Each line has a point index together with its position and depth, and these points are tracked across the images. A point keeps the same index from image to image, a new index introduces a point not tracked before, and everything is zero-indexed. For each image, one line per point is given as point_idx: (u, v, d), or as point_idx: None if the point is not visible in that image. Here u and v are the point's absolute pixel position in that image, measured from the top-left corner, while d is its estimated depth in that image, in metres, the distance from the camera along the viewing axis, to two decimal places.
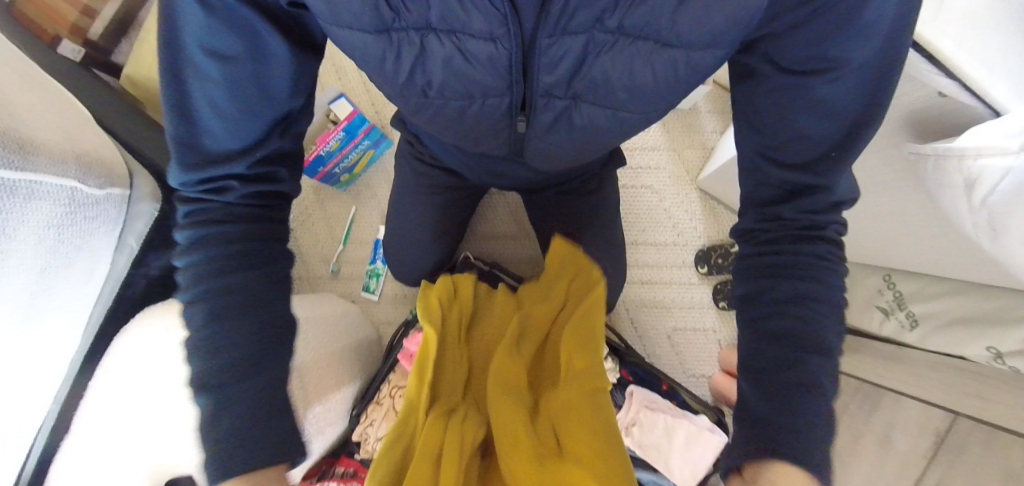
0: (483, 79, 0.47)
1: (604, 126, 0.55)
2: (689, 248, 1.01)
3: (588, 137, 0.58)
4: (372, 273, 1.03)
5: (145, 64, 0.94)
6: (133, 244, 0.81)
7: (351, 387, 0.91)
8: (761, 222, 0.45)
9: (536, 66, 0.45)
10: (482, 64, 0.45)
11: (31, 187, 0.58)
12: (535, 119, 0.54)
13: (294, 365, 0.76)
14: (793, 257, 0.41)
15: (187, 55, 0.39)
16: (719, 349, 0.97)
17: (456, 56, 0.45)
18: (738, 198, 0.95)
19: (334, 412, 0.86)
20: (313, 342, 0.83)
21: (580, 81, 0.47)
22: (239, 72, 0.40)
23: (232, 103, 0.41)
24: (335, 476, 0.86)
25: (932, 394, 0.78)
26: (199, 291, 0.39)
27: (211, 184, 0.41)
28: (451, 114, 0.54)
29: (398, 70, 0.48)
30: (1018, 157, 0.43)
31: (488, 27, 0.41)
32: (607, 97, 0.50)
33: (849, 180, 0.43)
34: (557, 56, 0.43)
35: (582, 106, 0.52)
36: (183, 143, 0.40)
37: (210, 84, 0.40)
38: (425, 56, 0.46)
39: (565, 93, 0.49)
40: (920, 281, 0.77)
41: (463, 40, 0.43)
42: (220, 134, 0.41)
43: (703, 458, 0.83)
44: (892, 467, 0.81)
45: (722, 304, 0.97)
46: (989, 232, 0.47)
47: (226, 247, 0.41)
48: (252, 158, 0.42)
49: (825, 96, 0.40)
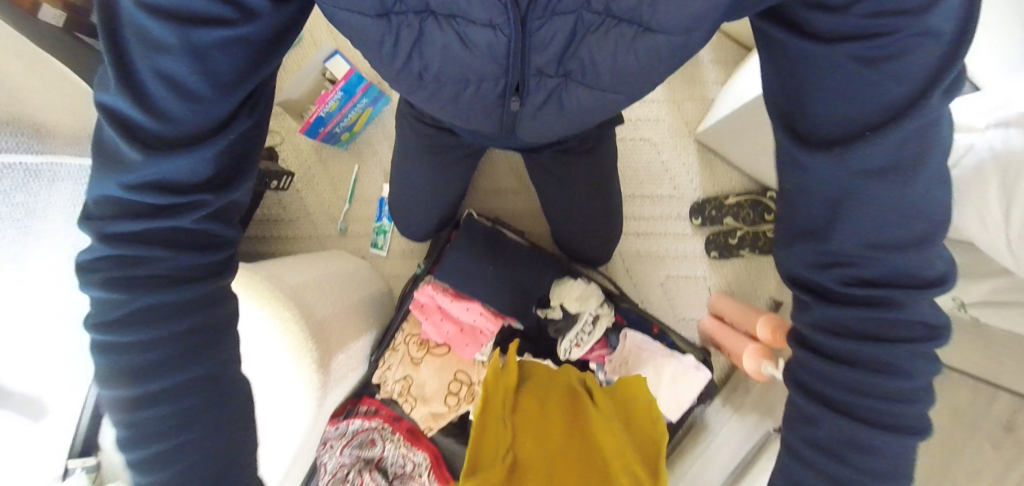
0: (478, 63, 0.49)
1: (594, 107, 0.60)
2: (685, 200, 1.04)
3: (574, 115, 0.63)
4: (379, 230, 1.07)
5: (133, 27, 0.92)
6: None
7: (368, 336, 0.99)
8: (819, 273, 0.31)
9: (531, 47, 0.47)
10: (480, 50, 0.46)
11: (53, 169, 0.63)
12: (528, 96, 0.57)
13: (318, 319, 0.82)
14: (882, 341, 0.29)
15: (133, 14, 0.28)
16: (709, 295, 1.04)
17: (455, 41, 0.46)
18: (734, 150, 0.97)
19: (354, 359, 0.95)
20: (329, 298, 0.88)
21: (572, 59, 0.50)
22: (209, 38, 0.29)
23: (198, 77, 0.30)
24: (360, 413, 0.97)
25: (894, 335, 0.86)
26: (128, 340, 0.30)
27: (177, 199, 0.31)
28: (451, 88, 0.56)
29: (396, 50, 0.48)
30: (982, 134, 0.54)
31: (487, 16, 0.41)
32: (592, 78, 0.53)
33: (934, 187, 0.29)
34: (548, 37, 0.45)
35: (574, 85, 0.55)
36: (127, 132, 0.29)
37: (163, 49, 0.28)
38: (424, 38, 0.47)
39: (557, 72, 0.52)
40: None
41: (463, 25, 0.44)
42: (182, 122, 0.30)
43: (688, 391, 0.92)
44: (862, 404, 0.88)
45: (714, 253, 1.03)
46: None
47: (169, 292, 0.31)
48: (219, 147, 0.32)
49: (875, 80, 0.30)
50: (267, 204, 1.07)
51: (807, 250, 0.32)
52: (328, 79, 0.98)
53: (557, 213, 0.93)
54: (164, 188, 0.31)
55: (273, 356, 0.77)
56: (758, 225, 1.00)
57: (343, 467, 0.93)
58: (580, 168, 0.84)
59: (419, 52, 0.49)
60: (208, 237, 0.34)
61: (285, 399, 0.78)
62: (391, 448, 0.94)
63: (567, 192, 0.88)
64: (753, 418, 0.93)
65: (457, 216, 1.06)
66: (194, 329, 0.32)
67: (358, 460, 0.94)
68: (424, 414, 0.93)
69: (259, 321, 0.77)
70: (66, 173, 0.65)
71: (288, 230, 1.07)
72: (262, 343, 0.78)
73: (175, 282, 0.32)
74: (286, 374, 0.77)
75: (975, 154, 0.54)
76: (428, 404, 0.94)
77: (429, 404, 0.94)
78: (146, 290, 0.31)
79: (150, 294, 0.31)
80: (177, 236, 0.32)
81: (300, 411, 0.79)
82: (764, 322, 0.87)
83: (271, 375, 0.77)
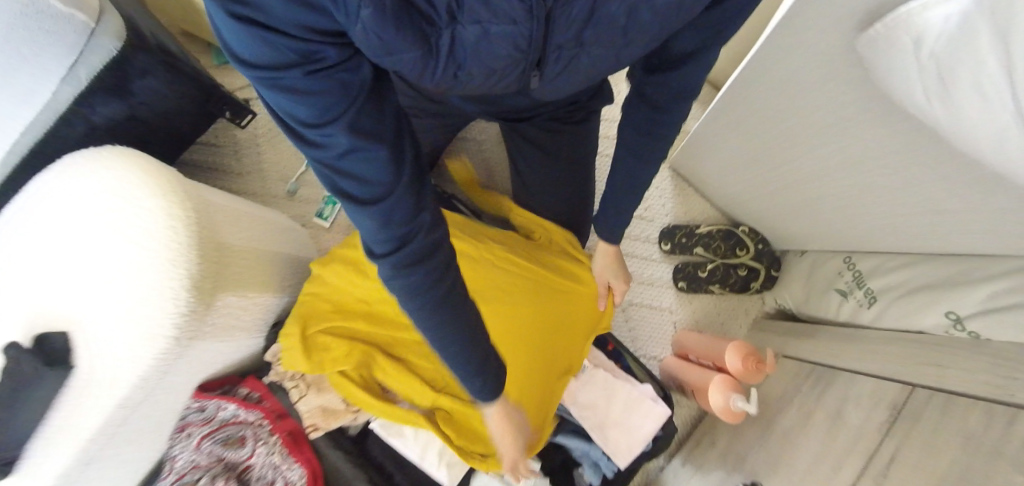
0: (507, 56, 0.44)
1: (610, 63, 0.57)
2: (654, 224, 0.98)
3: (593, 72, 0.59)
4: (329, 200, 0.98)
5: None
6: (85, 78, 0.69)
7: (276, 297, 0.84)
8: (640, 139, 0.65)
9: (554, 28, 0.44)
10: (502, 42, 0.41)
11: None
12: (547, 72, 0.53)
13: (218, 239, 0.71)
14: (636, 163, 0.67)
15: (302, 130, 0.34)
16: (674, 330, 0.93)
17: (482, 39, 0.40)
18: (711, 177, 0.93)
19: (250, 316, 0.79)
20: (241, 229, 0.78)
21: (589, 31, 0.47)
22: (333, 103, 0.33)
23: (356, 138, 0.35)
24: (239, 397, 0.80)
25: (880, 364, 0.68)
26: (408, 283, 0.42)
27: (403, 240, 0.40)
28: (477, 83, 0.49)
29: (432, 72, 0.42)
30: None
31: (512, 11, 0.37)
32: (611, 37, 0.50)
33: None
34: (576, 12, 0.42)
35: (590, 51, 0.51)
36: (367, 216, 0.38)
37: (334, 142, 0.35)
38: (456, 54, 0.42)
39: (575, 44, 0.49)
40: (877, 257, 0.75)
41: (489, 28, 0.39)
42: (372, 182, 0.37)
43: (641, 426, 0.77)
44: (842, 444, 0.64)
45: (681, 283, 0.94)
46: (940, 94, 0.44)
47: (425, 276, 0.43)
48: (400, 184, 0.39)
49: None
50: (218, 150, 0.99)
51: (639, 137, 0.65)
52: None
53: (535, 190, 0.92)
54: (396, 236, 0.40)
55: (132, 247, 0.65)
56: (729, 258, 0.92)
57: (195, 468, 0.76)
58: (561, 141, 0.83)
59: (450, 72, 0.44)
60: (419, 233, 0.42)
61: (125, 300, 0.65)
62: (261, 453, 0.77)
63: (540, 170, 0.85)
64: (716, 474, 0.77)
65: None
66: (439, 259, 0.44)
67: (218, 464, 0.77)
68: (313, 405, 0.79)
69: (122, 200, 0.66)
70: None
71: (233, 181, 0.98)
72: (121, 228, 0.66)
73: (422, 267, 0.42)
74: (138, 276, 0.64)
75: (955, 17, 0.40)
76: (321, 395, 0.80)
77: (324, 396, 0.80)
78: (420, 276, 0.42)
79: (428, 275, 0.43)
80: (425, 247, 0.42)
81: (142, 324, 0.65)
82: (731, 348, 0.76)
83: (125, 268, 0.65)
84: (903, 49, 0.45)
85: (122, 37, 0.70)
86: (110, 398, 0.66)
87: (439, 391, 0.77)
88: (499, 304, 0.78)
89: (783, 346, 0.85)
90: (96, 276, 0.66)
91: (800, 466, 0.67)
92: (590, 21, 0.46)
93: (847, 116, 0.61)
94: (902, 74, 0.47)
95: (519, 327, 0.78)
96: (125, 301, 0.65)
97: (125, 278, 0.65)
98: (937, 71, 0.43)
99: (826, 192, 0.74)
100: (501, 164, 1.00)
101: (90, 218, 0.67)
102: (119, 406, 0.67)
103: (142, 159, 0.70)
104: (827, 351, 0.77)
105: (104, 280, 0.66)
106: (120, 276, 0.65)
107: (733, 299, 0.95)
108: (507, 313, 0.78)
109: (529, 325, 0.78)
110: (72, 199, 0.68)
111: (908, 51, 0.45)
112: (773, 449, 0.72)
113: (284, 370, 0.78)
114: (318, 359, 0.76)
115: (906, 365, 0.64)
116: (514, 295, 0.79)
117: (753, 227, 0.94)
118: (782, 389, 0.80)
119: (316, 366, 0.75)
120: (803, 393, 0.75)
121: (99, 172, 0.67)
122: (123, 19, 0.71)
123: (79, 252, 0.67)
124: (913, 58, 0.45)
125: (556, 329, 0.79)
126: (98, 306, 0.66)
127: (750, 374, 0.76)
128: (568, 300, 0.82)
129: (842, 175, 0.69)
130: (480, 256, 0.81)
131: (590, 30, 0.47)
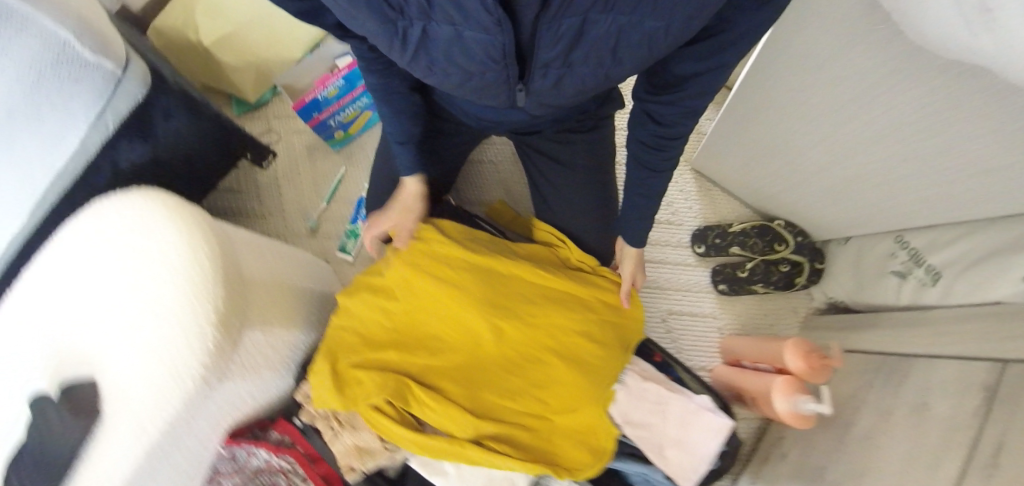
0: (481, 58, 0.58)
1: (593, 81, 0.67)
2: (683, 228, 0.94)
3: (583, 90, 0.69)
4: (350, 233, 0.96)
5: (174, 14, 0.95)
6: (111, 125, 0.71)
7: (303, 334, 0.81)
8: (650, 139, 0.72)
9: (540, 44, 0.57)
10: (477, 45, 0.56)
11: (26, 20, 0.57)
12: (532, 86, 0.66)
13: (241, 272, 0.69)
14: (653, 167, 0.73)
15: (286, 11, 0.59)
16: (720, 338, 0.88)
17: (456, 39, 0.56)
18: (734, 173, 0.91)
19: (278, 354, 0.76)
20: (264, 262, 0.77)
21: (577, 51, 0.59)
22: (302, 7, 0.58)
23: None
24: (269, 441, 0.78)
25: (959, 347, 0.61)
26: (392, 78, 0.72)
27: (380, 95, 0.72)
28: (458, 79, 0.65)
29: (406, 48, 0.60)
30: None
31: (485, 24, 0.52)
32: (597, 55, 0.60)
33: None
34: (556, 34, 0.56)
35: (574, 69, 0.63)
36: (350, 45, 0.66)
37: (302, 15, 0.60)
38: (431, 38, 0.58)
39: (562, 64, 0.62)
40: (931, 231, 0.70)
41: (462, 30, 0.54)
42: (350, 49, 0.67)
43: (704, 442, 0.71)
44: (934, 439, 0.57)
45: (722, 286, 0.89)
46: (984, 25, 0.39)
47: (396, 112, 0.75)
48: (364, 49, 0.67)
49: None
50: (239, 194, 1.00)
51: (649, 133, 0.72)
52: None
53: (556, 203, 0.89)
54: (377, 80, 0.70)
55: (156, 281, 0.63)
56: (768, 254, 0.88)
57: None
58: (576, 149, 0.83)
59: (426, 51, 0.61)
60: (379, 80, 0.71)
61: (148, 338, 0.62)
62: None
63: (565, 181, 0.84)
64: None
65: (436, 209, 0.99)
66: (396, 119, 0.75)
67: None
68: (348, 445, 0.74)
69: (146, 237, 0.66)
70: (39, 32, 0.58)
71: (254, 223, 0.98)
72: (146, 263, 0.65)
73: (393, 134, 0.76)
74: (163, 311, 0.62)
75: None
76: (355, 433, 0.75)
77: (358, 434, 0.74)
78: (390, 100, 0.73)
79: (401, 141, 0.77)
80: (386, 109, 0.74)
81: (164, 363, 0.61)
82: (790, 346, 0.71)
83: (149, 305, 0.63)
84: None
85: (145, 81, 0.72)
86: (134, 450, 0.61)
87: (477, 411, 0.72)
88: (529, 313, 0.76)
89: (843, 340, 0.79)
90: (119, 318, 0.64)
91: (892, 469, 0.59)
92: (578, 42, 0.58)
93: (878, 84, 0.59)
94: (936, 21, 0.44)
95: (552, 336, 0.75)
96: (150, 338, 0.62)
97: (148, 314, 0.62)
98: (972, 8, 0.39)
99: (862, 171, 0.71)
100: (519, 182, 0.98)
101: (116, 260, 0.66)
102: (148, 457, 0.62)
103: (166, 196, 0.70)
104: (895, 339, 0.71)
105: (127, 320, 0.63)
106: (144, 313, 0.63)
107: (778, 298, 0.90)
108: (538, 322, 0.75)
109: (563, 334, 0.75)
110: (98, 245, 0.67)
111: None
112: (855, 454, 0.65)
113: (313, 405, 0.75)
114: (351, 394, 0.73)
115: (985, 340, 0.58)
116: (542, 304, 0.77)
117: (788, 219, 0.90)
118: (852, 387, 0.73)
119: (353, 401, 0.72)
120: (879, 388, 0.68)
121: (124, 214, 0.68)
122: (147, 65, 0.73)
123: (103, 296, 0.65)
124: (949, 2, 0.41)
125: (591, 335, 0.75)
126: (122, 348, 0.63)
127: (815, 373, 0.70)
128: (599, 305, 0.79)
129: (879, 150, 0.66)
130: (507, 262, 0.79)
131: (577, 51, 0.60)
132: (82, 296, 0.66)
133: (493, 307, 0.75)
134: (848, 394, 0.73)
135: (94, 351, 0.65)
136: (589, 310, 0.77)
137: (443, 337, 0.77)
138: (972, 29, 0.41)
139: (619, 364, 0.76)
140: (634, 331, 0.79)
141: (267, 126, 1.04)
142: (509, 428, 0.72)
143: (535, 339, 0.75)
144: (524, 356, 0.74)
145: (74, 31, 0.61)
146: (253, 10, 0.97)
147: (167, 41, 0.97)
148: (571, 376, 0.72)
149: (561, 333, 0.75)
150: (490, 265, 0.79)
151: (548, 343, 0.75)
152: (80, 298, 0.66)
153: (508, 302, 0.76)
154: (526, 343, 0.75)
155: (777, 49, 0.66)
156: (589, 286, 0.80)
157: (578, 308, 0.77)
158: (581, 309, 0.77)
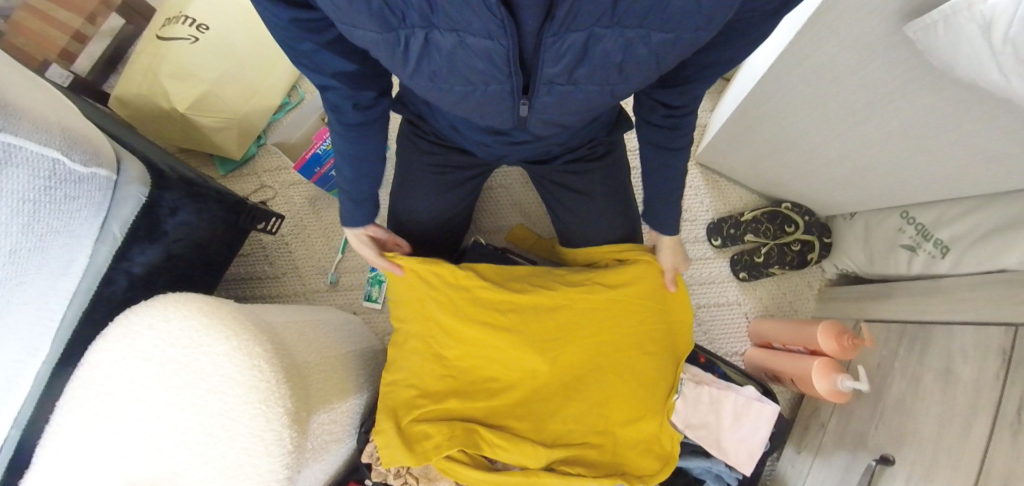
0: (485, 70, 0.50)
1: (600, 98, 0.58)
2: (698, 223, 1.00)
3: (591, 107, 0.61)
4: (373, 280, 0.95)
5: (135, 80, 0.89)
6: (118, 232, 0.67)
7: (358, 399, 0.81)
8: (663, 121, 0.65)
9: (542, 59, 0.48)
10: (480, 54, 0.47)
11: (9, 150, 0.49)
12: (537, 101, 0.57)
13: (294, 360, 0.69)
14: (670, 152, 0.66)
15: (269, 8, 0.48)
16: (748, 323, 0.96)
17: (460, 48, 0.48)
18: (740, 164, 0.95)
19: (340, 426, 0.76)
20: (309, 342, 0.75)
21: (582, 68, 0.51)
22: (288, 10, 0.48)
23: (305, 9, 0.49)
24: None
25: (973, 313, 0.67)
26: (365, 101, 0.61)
27: (350, 103, 0.60)
28: (460, 93, 0.56)
29: (406, 59, 0.52)
30: None
31: (488, 28, 0.44)
32: (608, 73, 0.52)
33: None
34: (563, 49, 0.47)
35: (580, 88, 0.55)
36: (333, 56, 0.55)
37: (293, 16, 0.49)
38: (430, 47, 0.49)
39: (566, 81, 0.53)
40: (937, 207, 0.76)
41: (466, 37, 0.46)
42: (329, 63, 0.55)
43: (756, 431, 0.78)
44: (962, 403, 0.62)
45: (742, 274, 0.96)
46: (1017, 70, 0.41)
47: (366, 136, 0.64)
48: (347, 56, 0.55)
49: None
50: (251, 259, 0.97)
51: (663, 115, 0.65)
52: (194, 38, 0.88)
53: (576, 225, 0.90)
54: (341, 90, 0.58)
55: (217, 393, 0.61)
56: (781, 238, 0.94)
57: None
58: (594, 178, 0.83)
59: (427, 61, 0.52)
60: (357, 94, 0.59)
61: (222, 449, 0.60)
62: None
63: (586, 204, 0.86)
64: (843, 458, 0.77)
65: (463, 245, 1.01)
66: (362, 136, 0.64)
67: None
68: None
69: (194, 349, 0.63)
70: (27, 161, 0.51)
71: (273, 287, 0.96)
72: (200, 375, 0.62)
73: (355, 154, 0.65)
74: (233, 421, 0.61)
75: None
76: None
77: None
78: (363, 117, 0.62)
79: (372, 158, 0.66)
80: (356, 123, 0.62)
81: (246, 469, 0.60)
82: (823, 332, 0.76)
83: (215, 417, 0.61)
84: (967, 37, 0.43)
85: (145, 180, 0.68)
86: None
87: (546, 442, 0.75)
88: (578, 334, 0.79)
89: (862, 310, 0.87)
90: (182, 436, 0.61)
91: (928, 431, 0.65)
92: (583, 58, 0.49)
93: (890, 91, 0.61)
94: (964, 54, 0.45)
95: (603, 353, 0.78)
96: (226, 453, 0.60)
97: (217, 426, 0.61)
98: (1015, 54, 0.40)
99: (867, 161, 0.75)
100: (532, 202, 1.04)
101: (164, 376, 0.62)
102: None
103: (203, 300, 0.68)
104: (912, 309, 0.77)
105: (193, 436, 0.61)
106: (212, 428, 0.61)
107: (795, 276, 0.98)
108: (588, 341, 0.79)
109: (614, 349, 0.79)
110: (137, 364, 0.63)
111: (978, 38, 0.43)
112: (893, 421, 0.72)
113: (383, 466, 0.75)
114: (421, 450, 0.73)
115: (994, 305, 0.64)
116: (590, 322, 0.79)
117: (794, 201, 0.96)
118: (879, 356, 0.80)
119: (424, 456, 0.73)
120: (905, 355, 0.75)
121: (163, 327, 0.64)
122: (143, 161, 0.69)
123: (155, 417, 0.62)
124: (981, 42, 0.43)
125: (641, 346, 0.79)
126: (194, 464, 0.61)
127: (847, 351, 0.77)
128: (647, 314, 0.81)
129: (885, 145, 0.70)
130: (552, 293, 0.81)
131: (583, 67, 0.51)
132: (129, 421, 0.62)
133: (542, 335, 0.79)
134: (876, 364, 0.80)
135: (156, 473, 0.62)
136: (638, 321, 0.80)
137: (496, 371, 0.79)
138: (999, 69, 0.43)
139: (670, 369, 0.81)
140: (678, 333, 0.84)
141: (259, 182, 1.00)
142: (580, 451, 0.75)
143: (587, 359, 0.78)
144: (579, 376, 0.78)
145: (61, 147, 0.55)
146: (221, 58, 0.90)
147: (139, 112, 0.91)
148: (627, 390, 0.77)
149: (612, 349, 0.79)
150: (533, 293, 0.81)
151: (602, 361, 0.78)
152: (127, 423, 0.62)
153: (556, 328, 0.79)
154: (579, 363, 0.78)
155: (787, 62, 0.68)
156: (636, 296, 0.81)
157: (626, 321, 0.80)
158: (629, 322, 0.80)
